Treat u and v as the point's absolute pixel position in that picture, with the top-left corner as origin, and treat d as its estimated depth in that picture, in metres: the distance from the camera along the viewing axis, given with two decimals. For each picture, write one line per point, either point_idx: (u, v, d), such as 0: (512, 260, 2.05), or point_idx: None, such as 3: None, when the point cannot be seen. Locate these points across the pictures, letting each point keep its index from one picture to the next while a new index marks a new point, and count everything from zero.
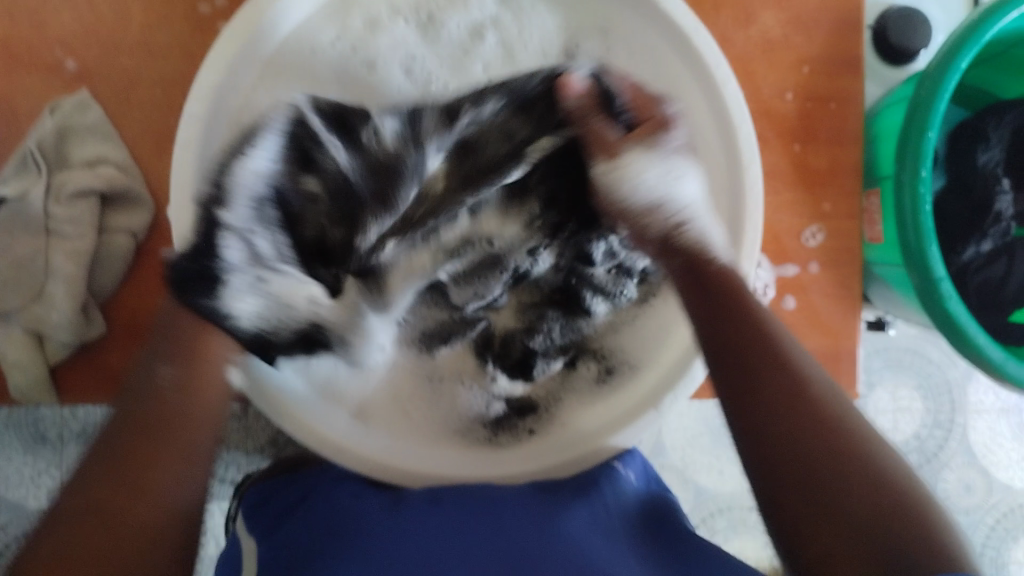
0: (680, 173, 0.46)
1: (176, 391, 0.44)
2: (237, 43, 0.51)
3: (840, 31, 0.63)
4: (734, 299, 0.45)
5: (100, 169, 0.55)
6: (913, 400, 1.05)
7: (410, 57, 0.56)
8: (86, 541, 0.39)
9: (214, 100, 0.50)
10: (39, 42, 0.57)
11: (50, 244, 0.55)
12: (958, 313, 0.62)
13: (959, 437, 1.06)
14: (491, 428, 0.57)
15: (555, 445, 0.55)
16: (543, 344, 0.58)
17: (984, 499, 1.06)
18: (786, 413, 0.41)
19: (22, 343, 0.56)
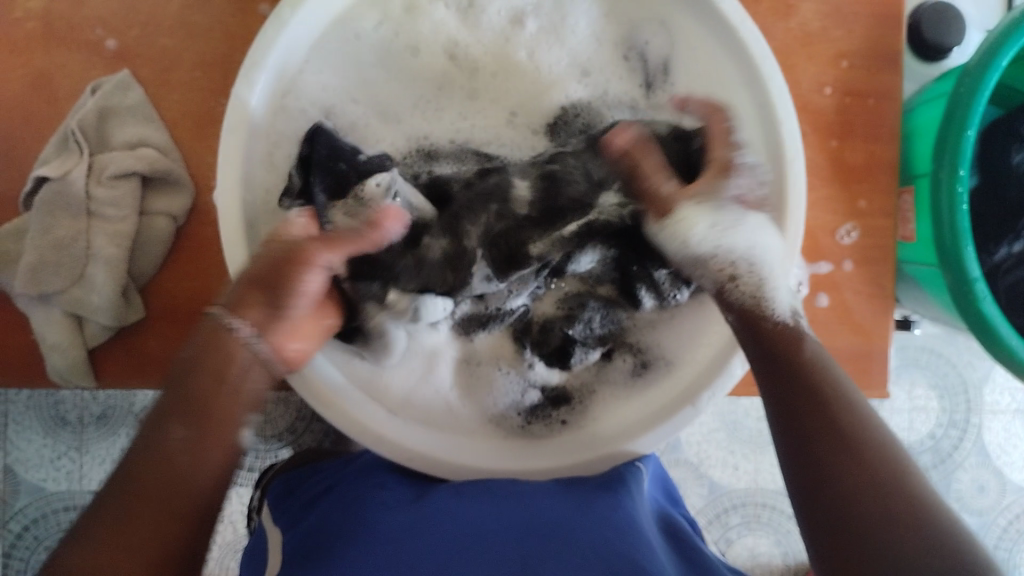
0: (750, 231, 0.50)
1: (187, 452, 0.44)
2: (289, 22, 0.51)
3: (880, 26, 0.63)
4: (785, 344, 0.48)
5: (141, 152, 0.56)
6: (929, 400, 1.05)
7: (453, 44, 0.58)
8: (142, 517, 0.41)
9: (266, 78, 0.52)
10: (83, 22, 0.57)
11: (91, 226, 0.56)
12: (992, 313, 0.62)
13: (974, 437, 1.06)
14: (526, 416, 0.56)
15: (589, 442, 0.54)
16: (582, 333, 0.57)
17: (997, 500, 1.06)
18: (822, 440, 0.44)
19: (62, 325, 0.56)
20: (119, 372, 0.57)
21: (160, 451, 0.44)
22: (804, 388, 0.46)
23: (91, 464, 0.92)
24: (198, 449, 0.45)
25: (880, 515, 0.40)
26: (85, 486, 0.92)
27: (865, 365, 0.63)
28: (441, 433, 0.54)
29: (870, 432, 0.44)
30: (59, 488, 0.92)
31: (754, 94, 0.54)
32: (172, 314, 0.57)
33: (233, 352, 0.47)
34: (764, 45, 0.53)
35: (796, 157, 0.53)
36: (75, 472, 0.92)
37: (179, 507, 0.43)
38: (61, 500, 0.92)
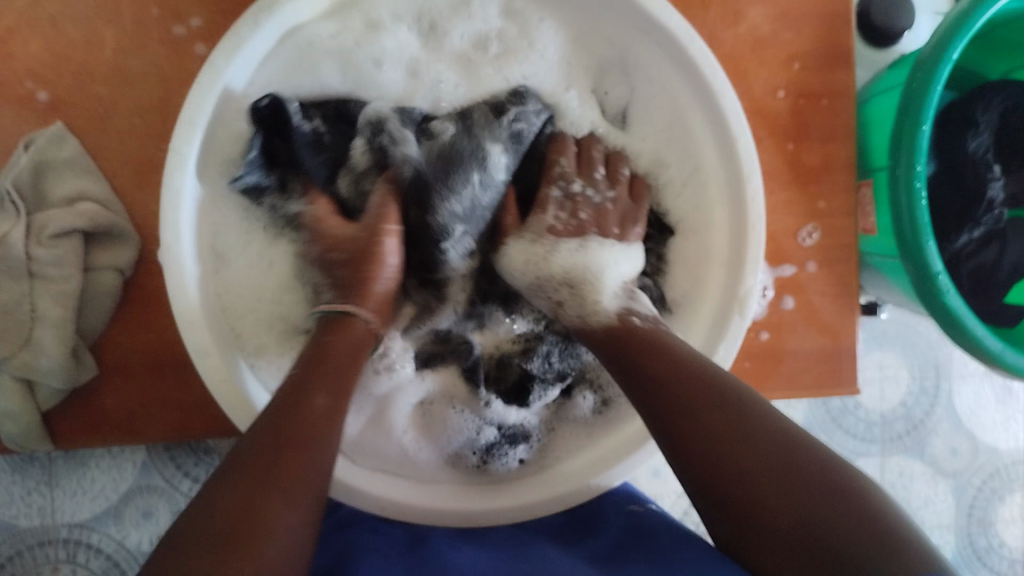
0: (575, 255, 0.53)
1: (327, 416, 0.42)
2: (250, 38, 0.47)
3: (827, 25, 0.62)
4: (647, 352, 0.46)
5: (81, 207, 0.54)
6: (899, 370, 1.04)
7: (413, 60, 0.54)
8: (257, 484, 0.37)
9: (219, 92, 0.47)
10: (9, 75, 0.55)
11: (35, 287, 0.53)
12: (956, 304, 0.61)
13: (944, 402, 1.05)
14: (482, 455, 0.54)
15: (559, 479, 0.52)
16: (541, 368, 0.55)
17: (970, 461, 1.05)
18: (708, 437, 0.41)
19: (14, 391, 0.54)
20: (77, 434, 0.56)
21: (302, 409, 0.41)
22: (643, 356, 0.47)
23: (62, 498, 0.78)
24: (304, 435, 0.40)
25: (742, 449, 0.40)
26: (59, 520, 0.78)
27: (835, 365, 0.63)
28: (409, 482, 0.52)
29: (751, 401, 0.42)
30: (32, 524, 0.77)
31: (707, 111, 0.52)
32: (128, 372, 0.56)
33: (367, 338, 0.47)
34: (714, 61, 0.51)
35: (754, 172, 0.51)
36: (47, 507, 0.77)
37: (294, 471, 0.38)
38: (35, 537, 0.77)
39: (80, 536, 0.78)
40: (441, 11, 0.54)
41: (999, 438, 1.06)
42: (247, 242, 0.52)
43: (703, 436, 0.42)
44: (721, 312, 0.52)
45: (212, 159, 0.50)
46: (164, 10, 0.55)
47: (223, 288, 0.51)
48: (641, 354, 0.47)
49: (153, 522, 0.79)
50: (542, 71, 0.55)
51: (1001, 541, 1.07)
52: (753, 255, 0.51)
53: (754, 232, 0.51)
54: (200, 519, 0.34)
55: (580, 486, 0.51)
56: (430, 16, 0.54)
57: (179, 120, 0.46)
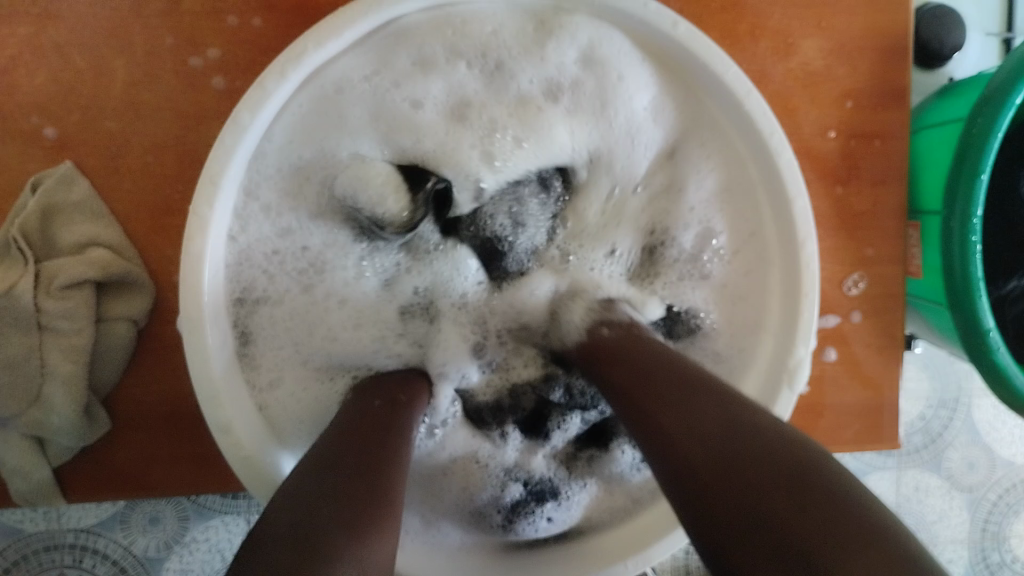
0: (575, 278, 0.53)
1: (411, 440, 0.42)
2: (279, 88, 0.44)
3: (884, 60, 0.59)
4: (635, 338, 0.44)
5: (92, 255, 0.51)
6: (920, 380, 0.91)
7: (462, 102, 0.50)
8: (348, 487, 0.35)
9: (243, 145, 0.44)
10: (15, 109, 0.52)
11: (44, 342, 0.50)
12: (1006, 362, 0.59)
13: (964, 416, 0.91)
14: (506, 515, 0.52)
15: (597, 555, 0.49)
16: (562, 398, 0.53)
17: (987, 476, 0.91)
18: (671, 404, 0.37)
19: (23, 448, 0.52)
20: (90, 489, 0.53)
21: (395, 429, 0.42)
22: (618, 355, 0.43)
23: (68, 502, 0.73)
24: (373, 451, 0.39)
25: (704, 422, 0.35)
26: (65, 525, 0.72)
27: (876, 419, 0.61)
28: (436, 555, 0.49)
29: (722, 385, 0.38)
30: (39, 528, 0.72)
31: (762, 164, 0.49)
32: (142, 424, 0.53)
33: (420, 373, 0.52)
34: (773, 116, 0.47)
35: (809, 236, 0.47)
36: (53, 510, 0.72)
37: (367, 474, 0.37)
38: (42, 542, 0.72)
39: (86, 542, 0.72)
40: (510, 51, 0.50)
41: (1017, 453, 0.91)
42: (310, 282, 0.51)
43: (661, 402, 0.38)
44: (770, 382, 0.49)
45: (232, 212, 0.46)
46: (180, 42, 0.52)
47: (268, 323, 0.50)
48: (616, 352, 0.43)
49: (161, 529, 0.73)
50: (590, 118, 0.52)
51: (1016, 559, 0.92)
52: (805, 324, 0.48)
53: (809, 299, 0.48)
54: (312, 497, 0.34)
55: (616, 561, 0.47)
56: (498, 54, 0.50)
57: (201, 176, 0.43)
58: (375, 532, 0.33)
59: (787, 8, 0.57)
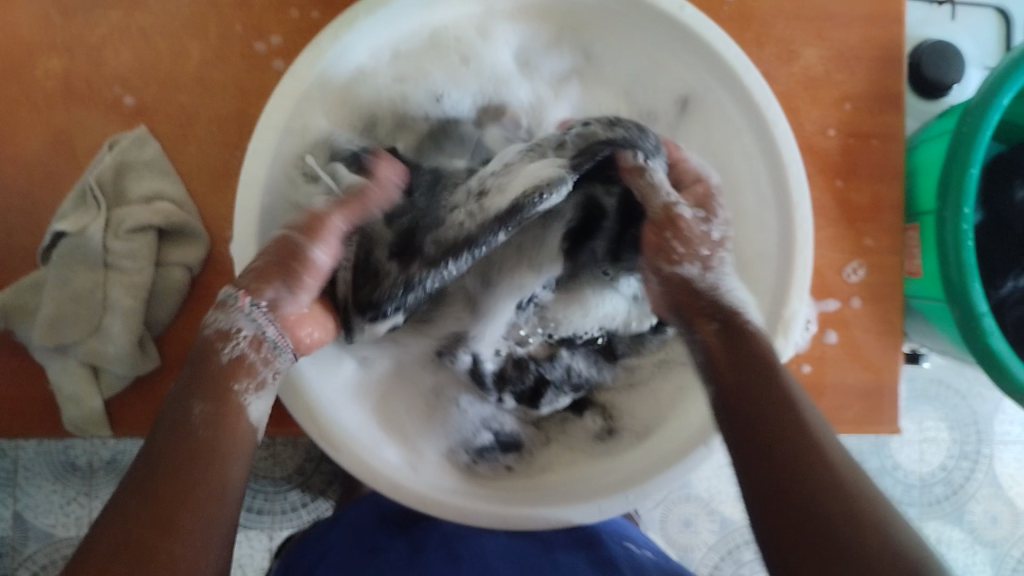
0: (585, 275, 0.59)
1: (209, 425, 0.43)
2: (327, 50, 0.52)
3: (881, 69, 0.64)
4: (766, 369, 0.45)
5: (157, 206, 0.57)
6: (939, 431, 1.01)
7: (502, 80, 0.59)
8: (144, 517, 0.39)
9: (298, 96, 0.51)
10: (98, 78, 0.59)
11: (109, 278, 0.56)
12: (1002, 349, 0.62)
13: (985, 468, 1.01)
14: (473, 455, 0.56)
15: (577, 492, 0.51)
16: (558, 377, 0.59)
17: (1011, 532, 1.01)
18: (796, 476, 0.40)
19: (78, 377, 0.57)
20: (135, 423, 0.58)
21: (182, 421, 0.42)
22: (761, 418, 0.43)
23: (99, 510, 0.92)
24: (202, 455, 0.42)
25: (828, 506, 0.38)
26: (94, 533, 0.92)
27: (877, 402, 0.63)
28: (429, 477, 0.52)
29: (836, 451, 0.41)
30: (68, 533, 0.92)
31: (758, 136, 0.55)
32: (188, 364, 0.58)
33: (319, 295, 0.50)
34: (768, 91, 0.53)
35: (802, 201, 0.53)
36: (84, 517, 0.92)
37: (178, 493, 0.40)
38: (70, 546, 0.92)
39: None
40: (538, 47, 0.60)
41: None
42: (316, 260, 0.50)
43: (785, 468, 0.40)
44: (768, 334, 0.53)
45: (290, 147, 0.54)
46: (248, 28, 0.59)
47: None
48: (776, 416, 0.42)
49: None
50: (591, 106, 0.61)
51: None
52: (799, 284, 0.53)
53: (801, 258, 0.53)
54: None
55: (618, 493, 0.50)
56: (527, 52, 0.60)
57: (261, 119, 0.51)
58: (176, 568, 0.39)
59: (791, 18, 0.63)
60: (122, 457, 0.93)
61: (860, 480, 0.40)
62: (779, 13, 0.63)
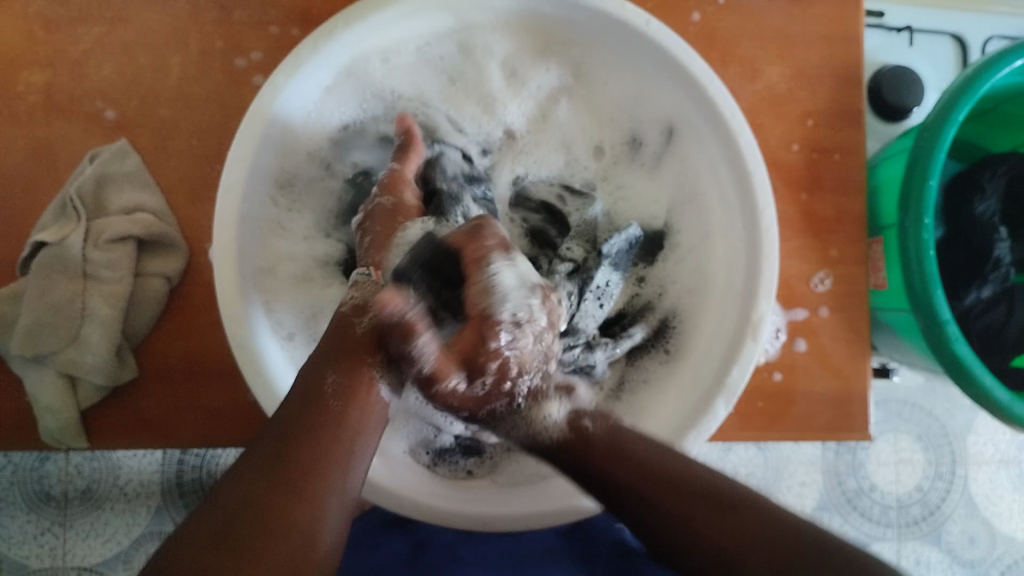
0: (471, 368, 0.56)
1: (339, 397, 0.46)
2: (308, 60, 0.54)
3: (842, 86, 0.66)
4: (618, 452, 0.45)
5: (138, 216, 0.58)
6: (913, 452, 1.02)
7: (491, 98, 0.63)
8: (280, 474, 0.41)
9: (279, 104, 0.54)
10: (79, 93, 0.60)
11: (87, 288, 0.57)
12: (966, 355, 0.62)
13: (961, 488, 1.02)
14: (433, 457, 0.57)
15: (553, 494, 0.52)
16: None
17: (988, 551, 1.02)
18: (745, 572, 0.39)
19: (54, 387, 0.57)
20: (112, 435, 0.58)
21: (315, 396, 0.45)
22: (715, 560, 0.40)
23: (75, 540, 0.91)
24: (336, 431, 0.44)
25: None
26: (69, 562, 0.91)
27: (846, 409, 0.64)
28: (417, 483, 0.53)
29: (747, 510, 0.40)
30: (42, 564, 0.91)
31: (725, 148, 0.58)
32: (166, 375, 0.58)
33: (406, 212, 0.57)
34: (733, 104, 0.57)
35: (768, 206, 0.56)
36: (58, 549, 0.91)
37: (309, 457, 0.42)
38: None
39: None
40: (523, 62, 0.63)
41: (1015, 528, 1.02)
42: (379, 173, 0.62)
43: (727, 572, 0.39)
44: (735, 339, 0.56)
45: (272, 154, 0.56)
46: (228, 44, 0.60)
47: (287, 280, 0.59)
48: (714, 548, 0.40)
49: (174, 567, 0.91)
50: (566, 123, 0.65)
51: None
52: (766, 286, 0.56)
53: (767, 262, 0.56)
54: (203, 539, 0.38)
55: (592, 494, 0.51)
56: (513, 64, 0.63)
57: (241, 128, 0.53)
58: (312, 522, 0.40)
59: (754, 38, 0.66)
60: (98, 486, 0.92)
61: (785, 538, 0.38)
62: (743, 34, 0.66)
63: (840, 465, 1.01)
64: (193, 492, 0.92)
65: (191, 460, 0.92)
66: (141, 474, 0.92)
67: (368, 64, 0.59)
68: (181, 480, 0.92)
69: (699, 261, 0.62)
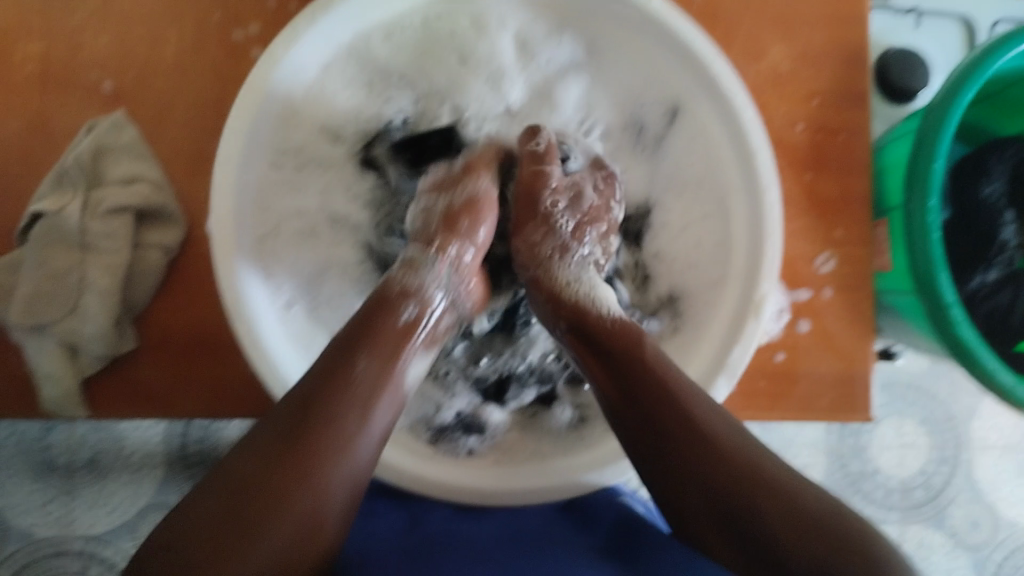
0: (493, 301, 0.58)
1: (367, 382, 0.45)
2: (306, 31, 0.54)
3: (847, 65, 0.66)
4: (629, 356, 0.48)
5: (136, 187, 0.57)
6: (918, 436, 1.01)
7: (500, 72, 0.62)
8: (279, 458, 0.41)
9: (279, 77, 0.54)
10: (77, 65, 0.59)
11: (86, 259, 0.57)
12: (970, 336, 0.62)
13: (964, 472, 1.01)
14: (433, 434, 0.56)
15: (559, 466, 0.52)
16: (523, 372, 0.60)
17: (991, 536, 1.01)
18: (703, 455, 0.44)
19: (53, 358, 0.56)
20: (112, 404, 0.57)
21: (341, 373, 0.44)
22: (671, 430, 0.45)
23: (79, 509, 0.90)
24: (358, 407, 0.44)
25: (724, 469, 0.44)
26: (76, 531, 0.90)
27: (849, 390, 0.64)
28: (420, 455, 0.52)
29: (704, 408, 0.46)
30: (47, 533, 0.90)
31: (729, 126, 0.58)
32: (166, 347, 0.57)
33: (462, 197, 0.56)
34: (734, 80, 0.56)
35: (771, 185, 0.56)
36: (65, 517, 0.90)
37: (312, 436, 0.42)
38: (50, 545, 0.90)
39: (90, 547, 0.90)
40: (535, 36, 0.62)
41: (1019, 514, 1.02)
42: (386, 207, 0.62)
43: (685, 451, 0.45)
44: (738, 315, 0.56)
45: (273, 123, 0.56)
46: (227, 17, 0.60)
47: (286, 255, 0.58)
48: (679, 429, 0.45)
49: None
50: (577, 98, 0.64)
51: None
52: (769, 263, 0.55)
53: (771, 238, 0.56)
54: (204, 517, 0.39)
55: (597, 466, 0.51)
56: (524, 37, 0.62)
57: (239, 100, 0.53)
58: (304, 510, 0.40)
59: (757, 16, 0.65)
60: (103, 457, 0.91)
61: (739, 435, 0.45)
62: (746, 12, 0.65)
63: (844, 448, 1.00)
64: (198, 464, 0.91)
65: (196, 432, 0.92)
66: (147, 444, 0.92)
67: (374, 37, 0.59)
68: (186, 452, 0.92)
69: (704, 241, 0.61)
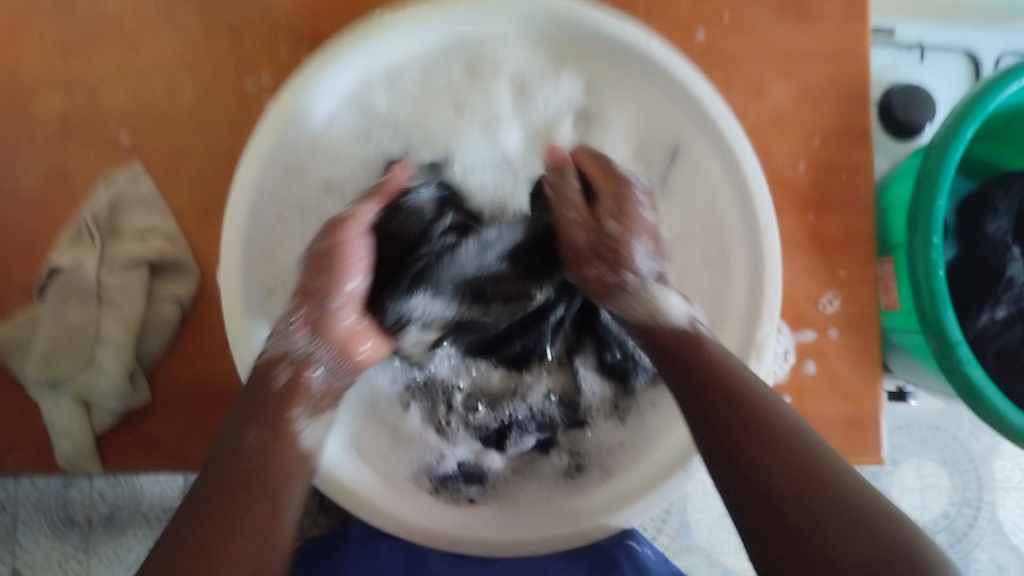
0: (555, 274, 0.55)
1: (262, 450, 0.46)
2: (310, 85, 0.55)
3: (848, 104, 0.66)
4: (692, 353, 0.50)
5: (150, 242, 0.59)
6: (940, 478, 1.00)
7: (494, 117, 0.63)
8: (202, 532, 0.44)
9: (283, 133, 0.55)
10: (96, 122, 0.61)
11: (101, 312, 0.59)
12: (976, 376, 0.62)
13: (989, 514, 1.00)
14: (435, 483, 0.57)
15: (556, 519, 0.53)
16: (525, 415, 0.60)
17: None
18: (755, 440, 0.46)
19: (68, 413, 0.58)
20: (125, 459, 0.59)
21: (247, 450, 0.46)
22: (728, 410, 0.47)
23: (98, 565, 0.92)
24: (269, 472, 0.46)
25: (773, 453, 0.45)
26: None
27: (857, 433, 0.64)
28: (420, 503, 0.53)
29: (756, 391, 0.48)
30: None
31: (728, 168, 0.58)
32: (177, 399, 0.59)
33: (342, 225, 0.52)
34: (734, 124, 0.57)
35: (769, 227, 0.57)
36: (82, 573, 0.92)
37: (232, 506, 0.44)
38: None
39: None
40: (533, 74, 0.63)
41: None
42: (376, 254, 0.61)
43: (742, 438, 0.46)
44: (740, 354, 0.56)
45: (279, 175, 0.58)
46: (240, 70, 0.62)
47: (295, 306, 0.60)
48: (729, 415, 0.47)
49: None
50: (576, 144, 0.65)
51: None
52: (768, 308, 0.56)
53: (770, 284, 0.56)
54: None
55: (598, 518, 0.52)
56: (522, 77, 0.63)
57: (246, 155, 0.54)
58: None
59: (758, 58, 0.66)
60: (121, 511, 0.93)
61: (791, 423, 0.46)
62: (748, 53, 0.66)
63: None
64: None
65: None
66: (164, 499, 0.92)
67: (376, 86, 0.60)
68: None
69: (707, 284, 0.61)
